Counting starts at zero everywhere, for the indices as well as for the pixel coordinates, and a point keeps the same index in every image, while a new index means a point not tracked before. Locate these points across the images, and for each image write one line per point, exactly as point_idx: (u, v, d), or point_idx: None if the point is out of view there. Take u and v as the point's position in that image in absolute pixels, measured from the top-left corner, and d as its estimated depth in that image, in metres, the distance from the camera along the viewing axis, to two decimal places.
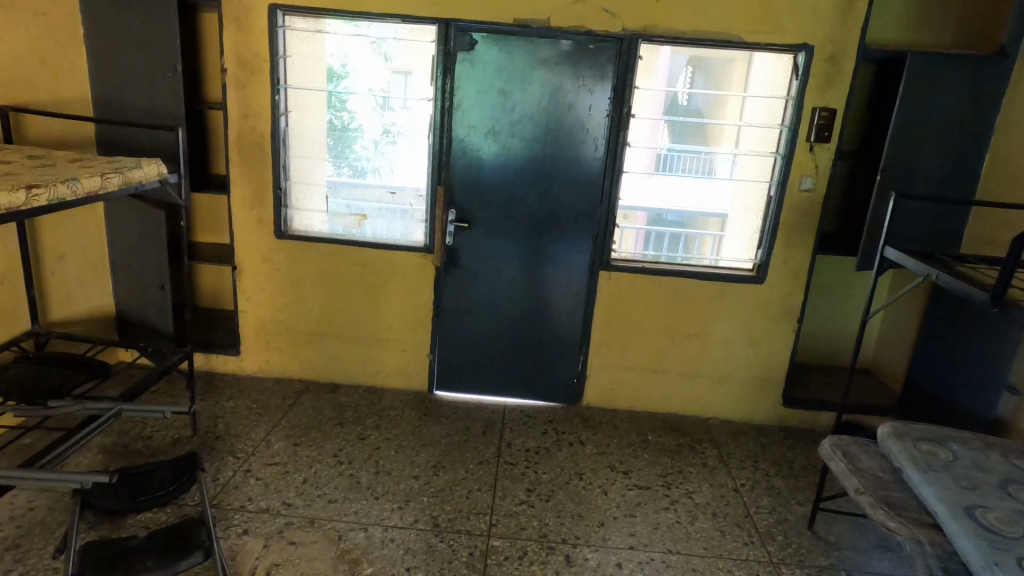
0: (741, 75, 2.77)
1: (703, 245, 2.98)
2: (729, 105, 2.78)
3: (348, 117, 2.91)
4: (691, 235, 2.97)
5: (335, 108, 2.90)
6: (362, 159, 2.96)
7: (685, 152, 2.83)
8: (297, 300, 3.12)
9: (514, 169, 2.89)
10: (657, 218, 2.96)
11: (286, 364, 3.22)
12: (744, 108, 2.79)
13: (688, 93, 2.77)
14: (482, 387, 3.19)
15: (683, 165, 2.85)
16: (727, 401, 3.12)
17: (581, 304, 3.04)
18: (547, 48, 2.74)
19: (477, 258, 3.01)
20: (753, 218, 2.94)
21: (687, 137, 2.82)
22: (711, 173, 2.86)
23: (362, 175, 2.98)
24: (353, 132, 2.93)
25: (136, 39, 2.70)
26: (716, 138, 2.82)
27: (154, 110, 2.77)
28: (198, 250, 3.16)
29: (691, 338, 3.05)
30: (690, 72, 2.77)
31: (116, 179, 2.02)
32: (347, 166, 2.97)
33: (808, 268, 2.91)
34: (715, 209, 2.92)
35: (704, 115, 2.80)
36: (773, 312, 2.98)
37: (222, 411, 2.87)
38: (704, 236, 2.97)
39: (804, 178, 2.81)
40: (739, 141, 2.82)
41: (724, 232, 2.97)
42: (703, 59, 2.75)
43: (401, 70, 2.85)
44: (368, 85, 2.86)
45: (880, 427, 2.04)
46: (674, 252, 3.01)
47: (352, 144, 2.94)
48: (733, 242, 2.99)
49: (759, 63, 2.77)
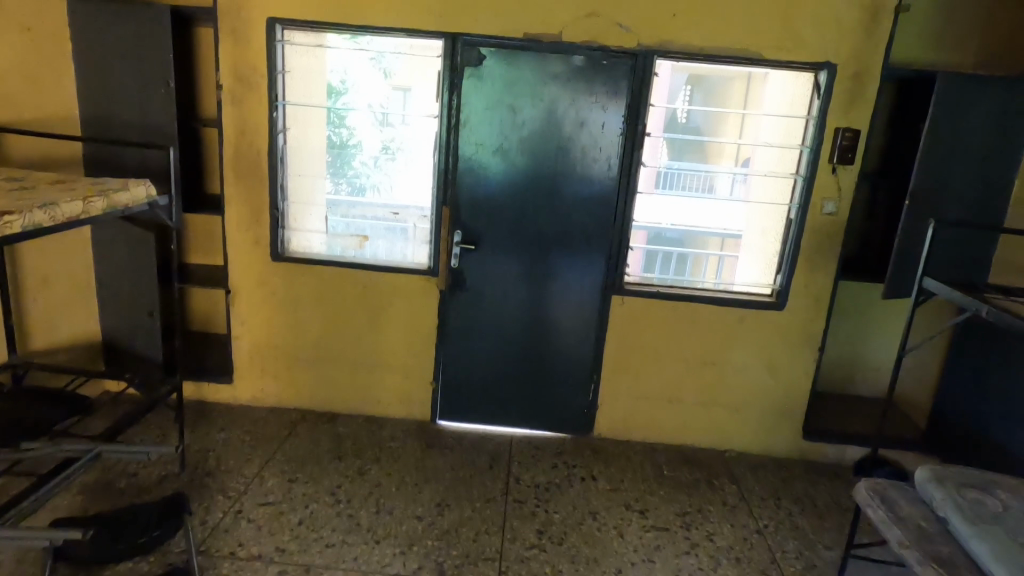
0: (747, 92, 2.69)
1: (716, 268, 2.88)
2: (733, 123, 2.68)
3: (347, 133, 2.79)
4: (696, 257, 2.86)
5: (334, 124, 2.79)
6: (361, 175, 2.84)
7: (685, 169, 2.72)
8: (294, 325, 2.98)
9: (523, 190, 2.76)
10: (658, 237, 2.84)
11: (281, 393, 3.06)
12: (755, 127, 2.70)
13: (686, 110, 2.67)
14: (488, 417, 3.03)
15: (681, 182, 2.74)
16: (745, 433, 2.97)
17: (592, 330, 2.91)
18: (559, 63, 2.63)
19: (484, 281, 2.87)
20: (767, 241, 2.85)
21: (687, 155, 2.72)
22: (712, 191, 2.73)
23: (361, 192, 2.85)
24: (351, 148, 2.81)
25: (129, 53, 2.57)
26: (717, 155, 2.71)
27: (145, 128, 2.64)
28: (190, 272, 3.01)
29: (706, 367, 2.91)
30: (689, 91, 2.68)
31: (100, 203, 1.88)
32: (345, 183, 2.85)
33: (830, 293, 2.78)
34: (728, 230, 2.81)
35: (702, 133, 2.70)
36: (794, 340, 2.85)
37: (213, 444, 2.71)
38: (710, 257, 2.86)
39: (827, 201, 2.69)
40: (751, 161, 2.73)
41: (737, 253, 2.86)
42: (703, 77, 2.68)
43: (399, 86, 2.74)
44: (367, 101, 2.76)
45: (919, 470, 1.89)
46: (673, 274, 2.91)
47: (350, 160, 2.83)
48: (744, 265, 2.88)
49: (772, 81, 2.69)
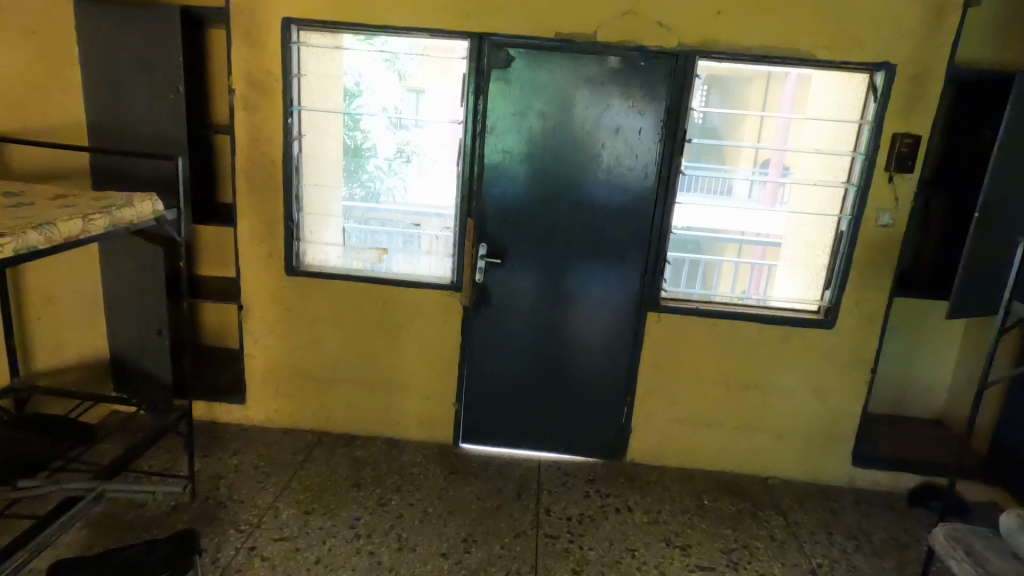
0: (766, 95, 2.52)
1: (748, 282, 2.71)
2: (751, 125, 2.51)
3: (361, 137, 2.64)
4: (716, 267, 2.70)
5: (349, 128, 2.64)
6: (376, 180, 2.68)
7: (702, 173, 2.56)
8: (310, 344, 2.82)
9: (553, 199, 2.58)
10: (682, 244, 2.67)
11: (295, 414, 2.90)
12: (775, 129, 2.52)
13: (702, 112, 2.50)
14: (514, 440, 2.86)
15: (697, 185, 2.58)
16: (790, 460, 2.78)
17: (625, 348, 2.72)
18: (592, 65, 2.46)
19: (511, 296, 2.70)
20: (779, 257, 2.70)
21: (704, 158, 2.57)
22: (731, 194, 2.57)
23: (376, 198, 2.70)
24: (365, 152, 2.66)
25: (139, 58, 2.43)
26: (733, 159, 2.56)
27: (155, 137, 2.49)
28: (202, 286, 2.87)
29: (748, 388, 2.73)
30: (705, 91, 2.52)
31: (101, 221, 1.73)
32: (359, 188, 2.70)
33: (883, 311, 2.58)
34: (772, 239, 2.65)
35: (721, 135, 2.53)
36: (843, 361, 2.65)
37: (225, 470, 2.56)
38: (727, 267, 2.69)
39: (881, 212, 2.49)
40: (775, 165, 2.55)
41: (777, 262, 2.70)
42: (720, 77, 2.52)
43: (414, 89, 2.58)
44: (382, 104, 2.61)
45: (1006, 516, 1.70)
46: (694, 285, 2.73)
47: (366, 165, 2.67)
48: (784, 280, 2.72)
49: (796, 81, 2.51)
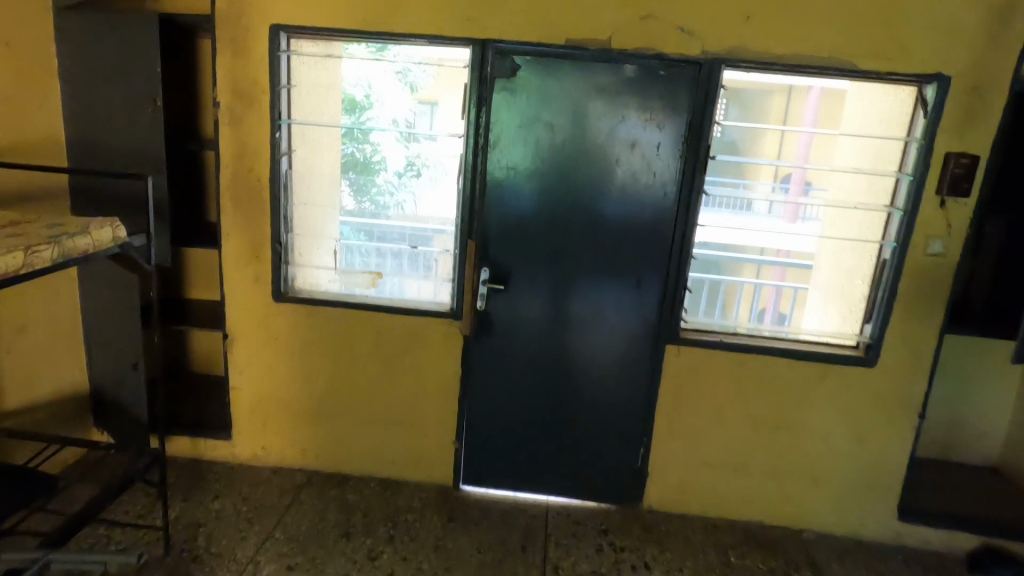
0: (787, 108, 2.28)
1: (780, 309, 2.45)
2: (771, 141, 2.29)
3: (371, 149, 2.43)
4: (736, 294, 2.44)
5: (356, 140, 2.43)
6: (385, 193, 2.47)
7: (717, 189, 2.30)
8: (301, 377, 2.61)
9: (564, 220, 2.35)
10: (702, 265, 2.42)
11: (285, 451, 2.69)
12: (796, 144, 2.29)
13: (720, 125, 2.25)
14: (519, 483, 2.62)
15: (712, 202, 2.33)
16: (826, 510, 2.51)
17: (642, 384, 2.47)
18: (607, 75, 2.23)
19: (515, 325, 2.47)
20: (801, 280, 2.43)
21: (722, 172, 2.32)
22: (750, 209, 2.32)
23: (383, 211, 2.48)
24: (374, 166, 2.45)
25: (120, 68, 2.24)
26: (753, 173, 2.32)
27: (133, 152, 2.30)
28: (190, 312, 2.68)
29: (779, 431, 2.46)
30: (724, 103, 2.27)
31: (47, 252, 1.53)
32: (367, 202, 2.48)
33: (933, 348, 2.32)
34: (795, 259, 2.39)
35: (739, 150, 2.30)
36: (886, 402, 2.39)
37: (205, 517, 2.35)
38: (747, 291, 2.43)
39: (932, 241, 2.23)
40: (796, 181, 2.31)
41: (807, 285, 2.44)
42: (740, 89, 2.27)
43: (427, 102, 2.38)
44: (392, 116, 2.40)
45: None
46: (713, 314, 2.48)
47: (375, 177, 2.46)
48: (816, 311, 2.47)
49: (822, 94, 2.28)
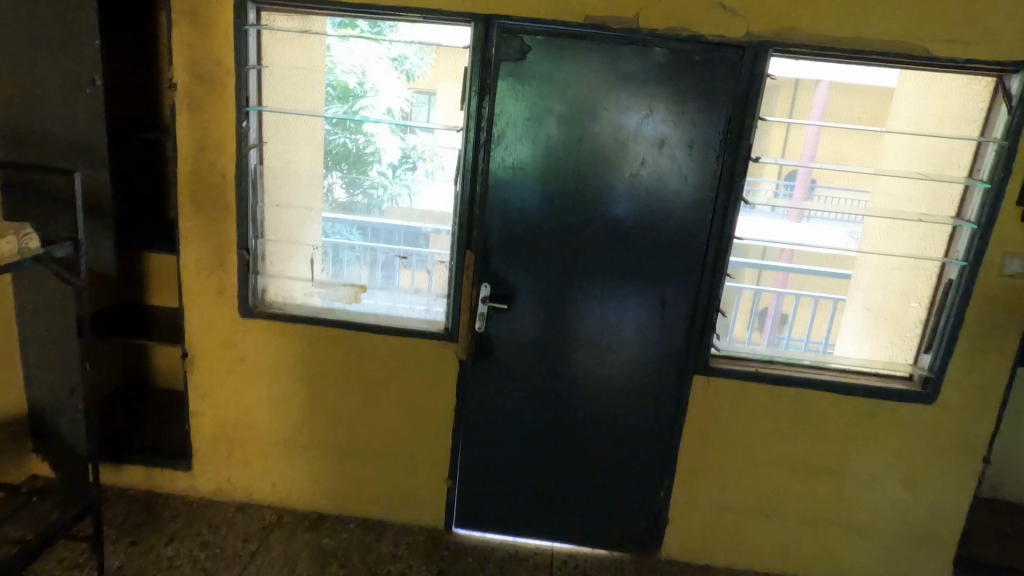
0: (792, 104, 1.94)
1: (796, 317, 2.12)
2: (776, 137, 1.95)
3: (364, 140, 2.08)
4: (748, 307, 2.11)
5: (348, 130, 2.08)
6: (378, 190, 2.12)
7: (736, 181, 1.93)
8: (270, 401, 2.28)
9: (578, 231, 2.02)
10: None
11: (253, 486, 2.35)
12: (803, 139, 1.96)
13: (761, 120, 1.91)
14: (521, 527, 2.30)
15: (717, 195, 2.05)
16: (870, 564, 2.21)
17: (664, 419, 2.15)
18: (633, 59, 1.89)
19: (519, 349, 2.14)
20: (815, 288, 2.08)
21: None
22: (751, 208, 2.00)
23: (376, 212, 2.14)
24: (368, 158, 2.10)
25: (53, 40, 1.88)
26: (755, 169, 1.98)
27: (70, 142, 1.95)
28: (146, 324, 2.34)
29: (820, 474, 2.15)
30: None
31: None
32: (360, 196, 2.13)
33: (1002, 383, 2.00)
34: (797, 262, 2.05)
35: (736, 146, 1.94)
36: (945, 445, 2.07)
37: (154, 567, 2.02)
38: (745, 299, 2.11)
39: (1009, 258, 1.91)
40: (802, 180, 1.96)
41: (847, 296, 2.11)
42: None
43: (424, 91, 2.03)
44: (387, 106, 2.06)
45: None
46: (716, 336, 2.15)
47: (365, 172, 2.11)
48: (855, 331, 2.15)
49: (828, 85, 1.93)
